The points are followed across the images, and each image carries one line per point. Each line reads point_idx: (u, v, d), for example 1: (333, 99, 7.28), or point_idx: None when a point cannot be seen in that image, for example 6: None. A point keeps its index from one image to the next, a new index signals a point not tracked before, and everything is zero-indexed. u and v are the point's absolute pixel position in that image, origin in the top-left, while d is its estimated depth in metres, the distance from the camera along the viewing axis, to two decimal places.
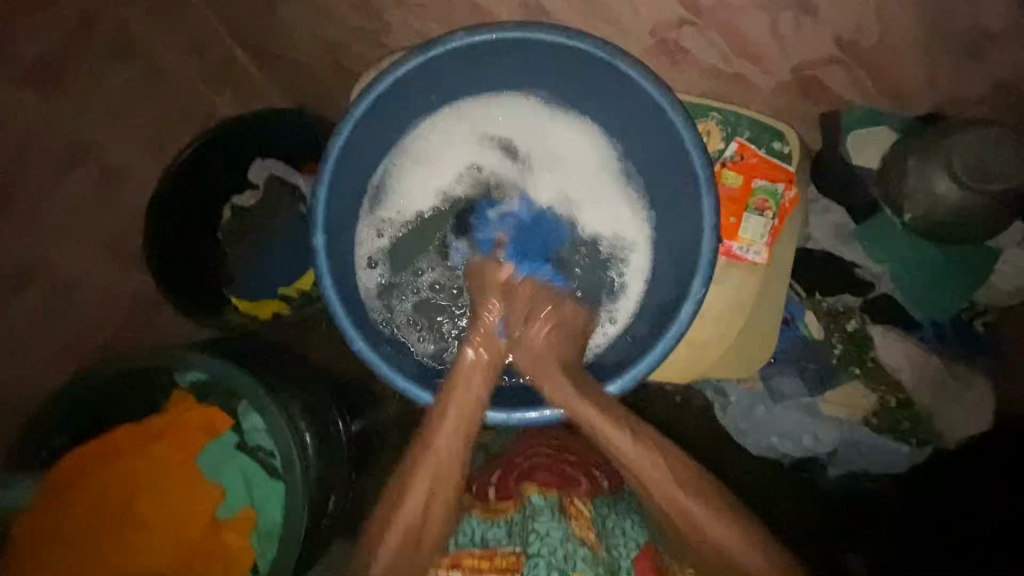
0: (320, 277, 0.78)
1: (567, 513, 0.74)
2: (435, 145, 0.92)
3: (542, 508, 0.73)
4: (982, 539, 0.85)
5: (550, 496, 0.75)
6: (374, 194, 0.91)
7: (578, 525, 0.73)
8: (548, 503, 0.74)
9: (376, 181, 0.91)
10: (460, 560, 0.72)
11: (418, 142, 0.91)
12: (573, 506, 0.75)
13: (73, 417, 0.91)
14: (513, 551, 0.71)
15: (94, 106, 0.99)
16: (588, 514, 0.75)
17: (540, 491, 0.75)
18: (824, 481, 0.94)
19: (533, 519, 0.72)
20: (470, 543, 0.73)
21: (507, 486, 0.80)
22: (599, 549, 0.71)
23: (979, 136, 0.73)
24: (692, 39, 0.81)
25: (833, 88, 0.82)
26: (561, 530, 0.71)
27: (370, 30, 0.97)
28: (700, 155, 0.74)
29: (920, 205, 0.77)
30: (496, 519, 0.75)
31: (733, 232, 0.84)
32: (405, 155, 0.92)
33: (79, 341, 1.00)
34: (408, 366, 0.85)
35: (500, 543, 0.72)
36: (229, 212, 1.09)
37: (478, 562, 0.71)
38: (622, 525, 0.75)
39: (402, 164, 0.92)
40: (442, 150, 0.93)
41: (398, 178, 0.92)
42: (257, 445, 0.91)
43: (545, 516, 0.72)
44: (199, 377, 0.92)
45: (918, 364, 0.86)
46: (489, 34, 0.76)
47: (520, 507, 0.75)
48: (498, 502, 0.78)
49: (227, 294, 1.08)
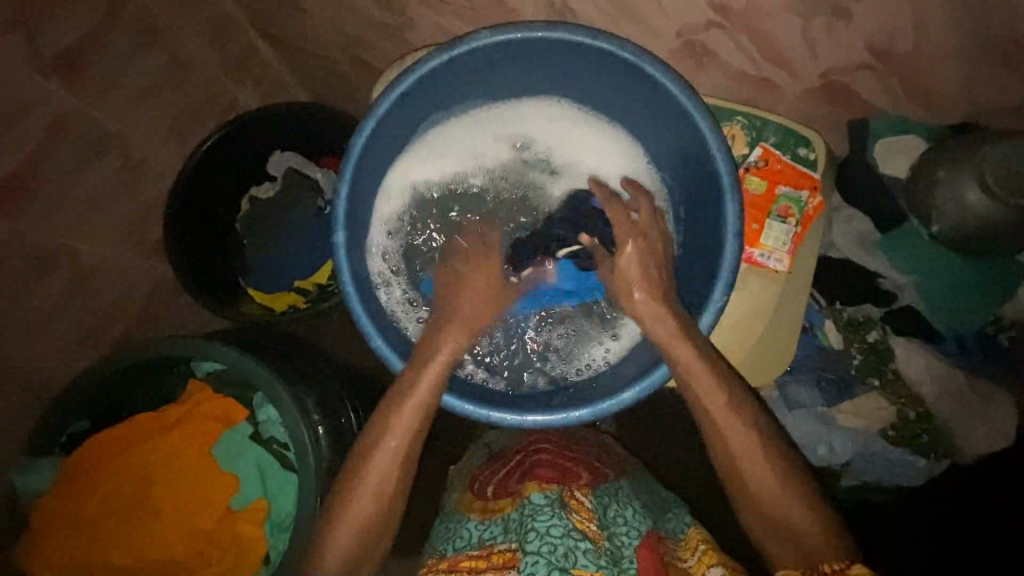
0: (339, 274, 0.78)
1: (568, 507, 0.71)
2: (459, 139, 0.92)
3: (542, 507, 0.70)
4: (992, 548, 0.86)
5: (550, 491, 0.73)
6: (399, 182, 0.92)
7: (579, 518, 0.70)
8: (549, 499, 0.72)
9: (396, 179, 0.91)
10: (458, 564, 0.70)
11: (438, 140, 0.91)
12: (573, 499, 0.73)
13: (92, 402, 0.92)
14: (509, 548, 0.69)
15: (112, 101, 0.92)
16: (589, 505, 0.73)
17: (540, 488, 0.74)
18: (838, 491, 0.93)
19: (531, 518, 0.69)
20: (467, 546, 0.73)
21: (505, 487, 0.79)
22: (601, 541, 0.69)
23: (1014, 145, 0.70)
24: (719, 42, 0.78)
25: (863, 95, 0.79)
26: (561, 526, 0.68)
27: (392, 25, 0.97)
28: (725, 162, 0.73)
29: (950, 214, 0.75)
30: (492, 519, 0.75)
31: (755, 239, 0.83)
32: (425, 153, 0.91)
33: (98, 329, 1.01)
34: None
35: (497, 540, 0.71)
36: (247, 203, 1.11)
37: (477, 562, 0.70)
38: (624, 514, 0.74)
39: (425, 158, 0.92)
40: (462, 148, 0.92)
41: (418, 176, 0.92)
42: (271, 436, 0.92)
43: (544, 514, 0.69)
44: (214, 367, 0.95)
45: (941, 377, 0.84)
46: (515, 34, 0.75)
47: (518, 505, 0.73)
48: (498, 501, 0.78)
49: (243, 284, 1.10)
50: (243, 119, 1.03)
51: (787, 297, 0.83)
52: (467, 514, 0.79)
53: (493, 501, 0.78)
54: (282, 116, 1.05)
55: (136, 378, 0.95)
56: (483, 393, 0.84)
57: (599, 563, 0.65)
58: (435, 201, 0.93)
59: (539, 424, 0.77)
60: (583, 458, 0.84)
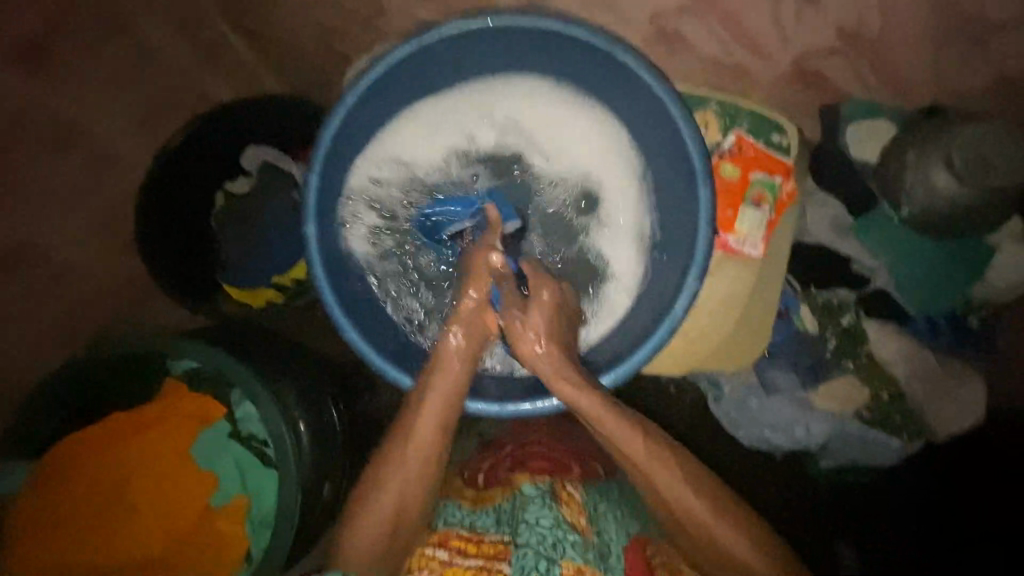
0: (312, 267, 0.77)
1: (559, 500, 0.72)
2: (426, 134, 0.91)
3: (533, 498, 0.71)
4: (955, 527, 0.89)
5: (540, 484, 0.74)
6: (368, 169, 0.89)
7: (569, 512, 0.71)
8: (539, 493, 0.72)
9: (363, 168, 0.89)
10: (448, 540, 0.69)
11: (407, 127, 0.90)
12: (564, 492, 0.74)
13: (67, 403, 0.90)
14: (500, 539, 0.69)
15: (77, 91, 0.90)
16: (579, 500, 0.74)
17: (532, 481, 0.75)
18: (816, 472, 0.95)
19: (522, 509, 0.70)
20: (456, 526, 0.71)
21: (493, 475, 0.80)
22: (590, 535, 0.70)
23: (978, 128, 0.72)
24: (691, 27, 0.78)
25: (834, 79, 0.79)
26: (551, 517, 0.68)
27: (365, 14, 0.95)
28: (698, 148, 0.73)
29: (919, 198, 0.76)
30: (483, 507, 0.74)
31: (730, 225, 0.83)
32: (392, 140, 0.90)
33: (71, 328, 0.98)
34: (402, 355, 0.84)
35: (488, 530, 0.70)
36: (221, 198, 1.08)
37: (464, 544, 0.69)
38: (613, 512, 0.75)
39: (393, 155, 0.90)
40: (433, 135, 0.91)
41: (386, 163, 0.90)
42: (249, 433, 0.91)
43: (535, 504, 0.70)
44: (191, 364, 0.93)
45: (911, 357, 0.87)
46: (484, 22, 0.74)
47: (510, 496, 0.74)
48: (487, 491, 0.77)
49: (220, 282, 1.08)
50: (216, 112, 1.01)
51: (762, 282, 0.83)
52: (452, 497, 0.77)
53: (484, 491, 0.77)
54: (246, 105, 1.03)
55: (110, 377, 0.93)
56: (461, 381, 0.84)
57: (586, 557, 0.66)
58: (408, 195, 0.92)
59: (518, 413, 0.77)
60: (571, 451, 0.85)
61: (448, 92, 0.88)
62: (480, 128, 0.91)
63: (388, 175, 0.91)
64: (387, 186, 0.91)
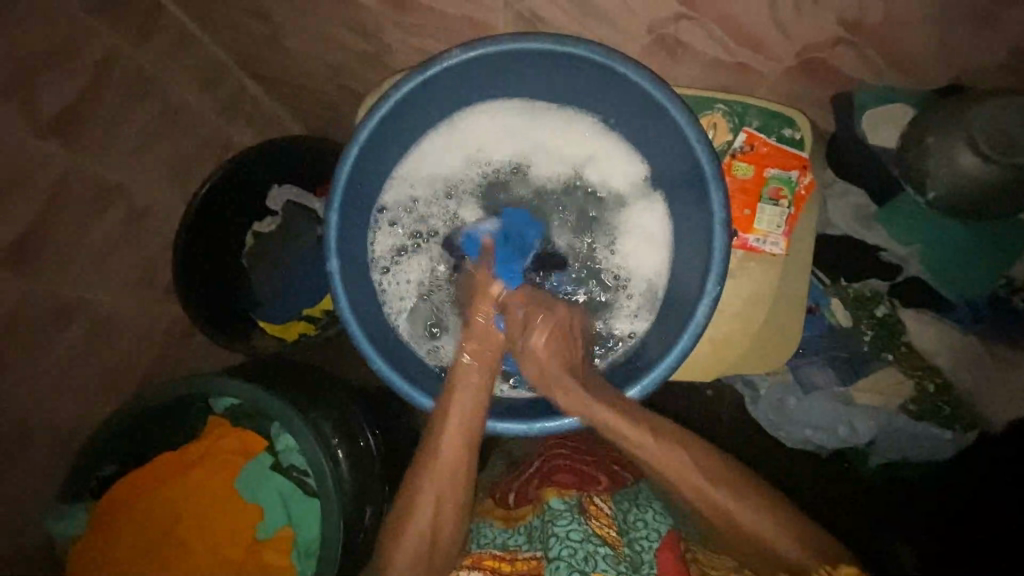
0: (337, 301, 0.80)
1: (588, 513, 0.74)
2: (452, 150, 0.92)
3: (561, 512, 0.74)
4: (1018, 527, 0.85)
5: (568, 497, 0.76)
6: (393, 184, 0.91)
7: (598, 524, 0.74)
8: (568, 505, 0.75)
9: (387, 185, 0.91)
10: (481, 561, 0.74)
11: (428, 144, 0.91)
12: (593, 505, 0.76)
13: (116, 449, 0.94)
14: (534, 555, 0.73)
15: (113, 151, 0.95)
16: (609, 513, 0.76)
17: (559, 494, 0.76)
18: (866, 470, 0.95)
19: (552, 523, 0.73)
20: (492, 547, 0.75)
21: (524, 492, 0.81)
22: (620, 546, 0.72)
23: (1002, 104, 0.68)
24: (690, 32, 0.76)
25: (843, 68, 0.77)
26: (581, 530, 0.71)
27: (370, 51, 0.98)
28: (705, 151, 0.72)
29: (942, 181, 0.73)
30: (515, 528, 0.78)
31: (748, 224, 0.82)
32: (415, 156, 0.91)
33: (119, 376, 1.04)
34: (420, 374, 0.86)
35: (520, 547, 0.75)
36: (252, 237, 1.14)
37: (498, 563, 0.73)
38: (644, 517, 0.74)
39: (417, 172, 0.92)
40: (454, 150, 0.92)
41: (409, 177, 0.92)
42: (291, 465, 0.95)
43: (564, 518, 0.73)
44: (231, 403, 0.98)
45: (954, 348, 0.83)
46: (484, 49, 0.76)
47: (538, 512, 0.76)
48: (518, 509, 0.80)
49: (256, 318, 1.14)
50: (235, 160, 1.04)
51: (786, 281, 0.82)
52: (486, 518, 0.81)
53: (513, 509, 0.80)
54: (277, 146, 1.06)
55: (154, 420, 0.96)
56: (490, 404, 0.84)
57: (618, 568, 0.69)
58: (433, 204, 0.93)
59: (546, 431, 0.76)
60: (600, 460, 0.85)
61: (469, 109, 0.89)
62: (500, 139, 0.92)
63: (413, 190, 0.92)
64: (414, 196, 0.92)
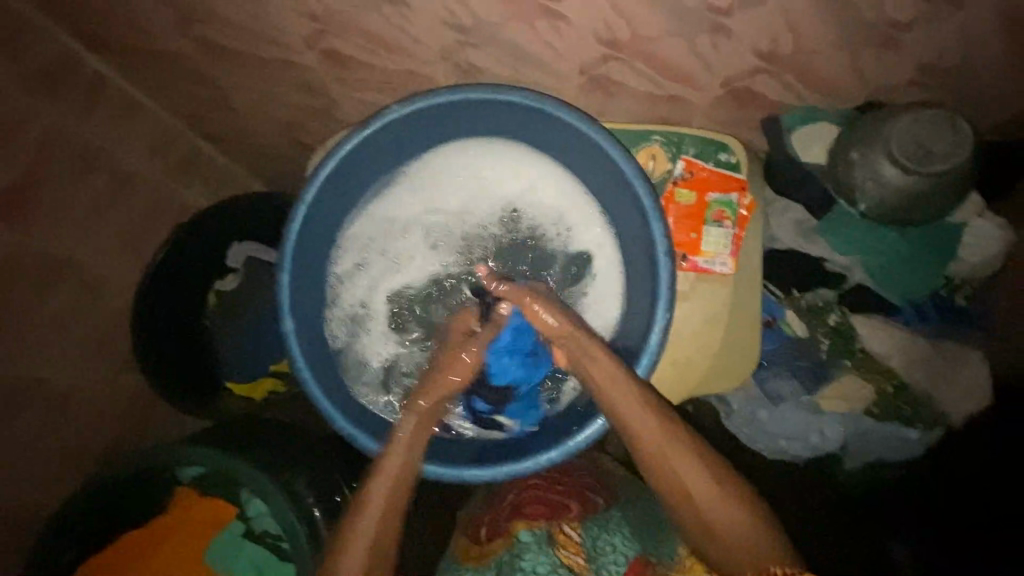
0: (293, 360, 0.80)
1: (555, 543, 0.74)
2: (405, 194, 0.93)
3: (528, 546, 0.73)
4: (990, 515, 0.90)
5: (536, 529, 0.76)
6: (348, 230, 0.92)
7: (567, 554, 0.73)
8: (535, 538, 0.74)
9: (341, 231, 0.91)
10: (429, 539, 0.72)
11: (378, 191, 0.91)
12: (561, 534, 0.75)
13: (75, 532, 0.89)
14: None
15: (61, 223, 0.93)
16: (578, 540, 0.74)
17: (527, 526, 0.76)
18: (842, 473, 0.97)
19: (518, 558, 0.72)
20: None
21: (496, 525, 0.80)
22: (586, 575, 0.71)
23: (912, 118, 0.71)
24: (620, 72, 0.79)
25: (767, 94, 0.79)
26: (548, 563, 0.72)
27: (318, 107, 0.99)
28: (643, 185, 0.75)
29: (873, 192, 0.77)
30: (484, 565, 0.76)
31: (696, 247, 0.84)
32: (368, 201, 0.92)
33: (79, 454, 1.00)
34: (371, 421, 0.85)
35: None
36: (213, 296, 1.12)
37: None
38: (612, 541, 0.74)
39: (379, 220, 0.93)
40: (407, 195, 0.93)
41: (363, 222, 0.92)
42: (264, 530, 0.93)
43: (531, 552, 0.73)
44: (198, 471, 0.94)
45: (905, 348, 0.86)
46: (422, 102, 0.77)
47: (507, 547, 0.75)
48: (488, 543, 0.79)
49: (222, 378, 1.12)
50: (195, 219, 1.06)
51: (739, 302, 0.84)
52: (461, 562, 0.79)
53: (484, 544, 0.79)
54: (240, 205, 1.09)
55: (120, 497, 0.93)
56: (442, 449, 0.82)
57: None
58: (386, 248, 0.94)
59: (515, 472, 0.76)
60: (571, 485, 0.85)
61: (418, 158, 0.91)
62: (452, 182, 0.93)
63: (368, 236, 0.93)
64: (369, 241, 0.93)
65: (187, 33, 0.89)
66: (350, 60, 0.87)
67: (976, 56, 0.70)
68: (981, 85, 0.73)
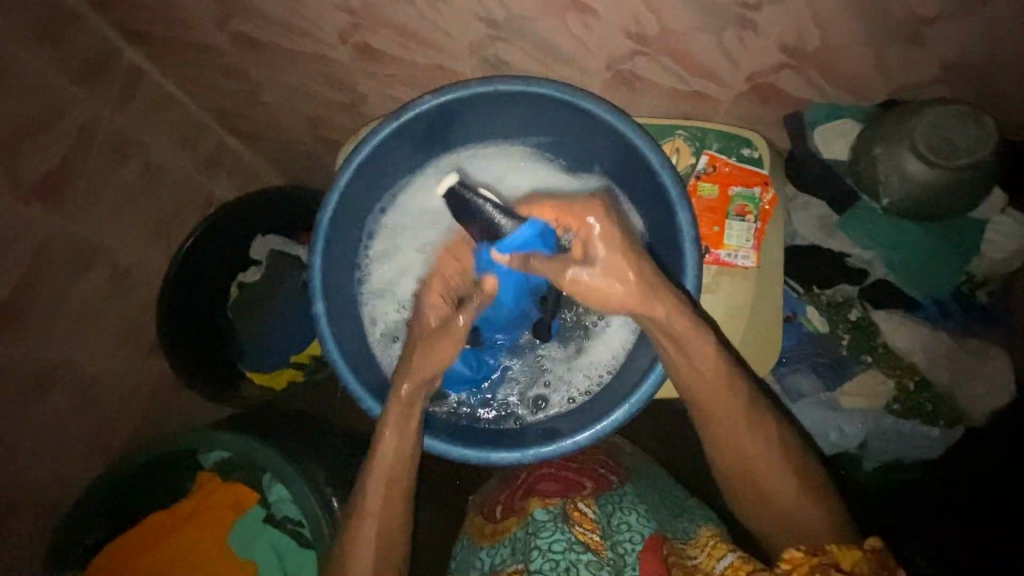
0: (324, 343, 0.81)
1: (571, 520, 0.73)
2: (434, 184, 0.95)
3: (544, 524, 0.73)
4: None
5: (551, 506, 0.76)
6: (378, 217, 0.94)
7: (582, 530, 0.72)
8: (550, 515, 0.75)
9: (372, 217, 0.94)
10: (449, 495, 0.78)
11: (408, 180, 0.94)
12: (576, 511, 0.75)
13: (103, 513, 0.91)
14: (516, 569, 0.73)
15: (95, 210, 0.96)
16: (593, 516, 0.74)
17: (543, 504, 0.77)
18: (859, 472, 0.96)
19: (535, 535, 0.73)
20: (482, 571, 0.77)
21: (511, 505, 0.81)
22: (603, 551, 0.70)
23: (937, 112, 0.71)
24: (646, 67, 0.81)
25: (791, 91, 0.81)
26: (564, 540, 0.71)
27: (346, 102, 1.02)
28: (671, 176, 0.76)
29: (896, 186, 0.77)
30: (501, 541, 0.78)
31: (719, 241, 0.85)
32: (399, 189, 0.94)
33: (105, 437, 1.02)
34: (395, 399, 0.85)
35: (506, 562, 0.75)
36: (235, 288, 1.15)
37: None
38: (627, 520, 0.73)
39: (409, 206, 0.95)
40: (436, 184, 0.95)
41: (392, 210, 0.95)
42: (284, 516, 0.94)
43: (547, 530, 0.72)
44: (221, 455, 0.97)
45: (927, 343, 0.86)
46: (455, 92, 0.79)
47: (523, 523, 0.76)
48: (504, 520, 0.81)
49: (243, 368, 1.14)
50: (219, 213, 1.06)
51: (762, 294, 0.84)
52: (479, 540, 0.82)
53: (500, 522, 0.81)
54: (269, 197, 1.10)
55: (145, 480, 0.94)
56: (465, 431, 0.83)
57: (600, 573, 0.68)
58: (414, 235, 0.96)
59: (540, 456, 0.76)
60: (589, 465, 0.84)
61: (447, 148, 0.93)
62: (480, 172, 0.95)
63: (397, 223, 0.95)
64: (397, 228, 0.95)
65: (222, 27, 0.92)
66: (381, 55, 0.89)
67: (1000, 53, 0.71)
68: (1004, 82, 0.75)
